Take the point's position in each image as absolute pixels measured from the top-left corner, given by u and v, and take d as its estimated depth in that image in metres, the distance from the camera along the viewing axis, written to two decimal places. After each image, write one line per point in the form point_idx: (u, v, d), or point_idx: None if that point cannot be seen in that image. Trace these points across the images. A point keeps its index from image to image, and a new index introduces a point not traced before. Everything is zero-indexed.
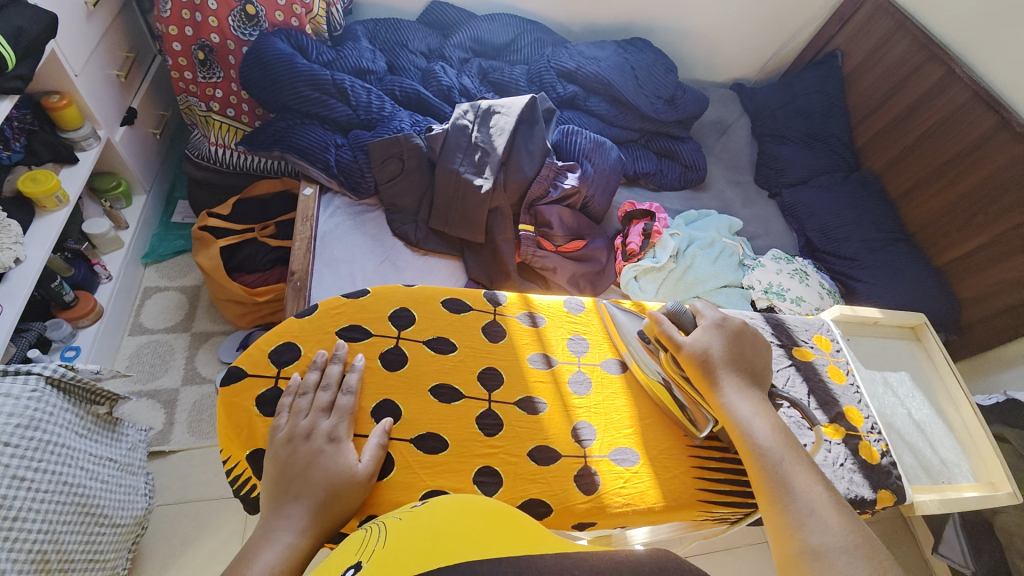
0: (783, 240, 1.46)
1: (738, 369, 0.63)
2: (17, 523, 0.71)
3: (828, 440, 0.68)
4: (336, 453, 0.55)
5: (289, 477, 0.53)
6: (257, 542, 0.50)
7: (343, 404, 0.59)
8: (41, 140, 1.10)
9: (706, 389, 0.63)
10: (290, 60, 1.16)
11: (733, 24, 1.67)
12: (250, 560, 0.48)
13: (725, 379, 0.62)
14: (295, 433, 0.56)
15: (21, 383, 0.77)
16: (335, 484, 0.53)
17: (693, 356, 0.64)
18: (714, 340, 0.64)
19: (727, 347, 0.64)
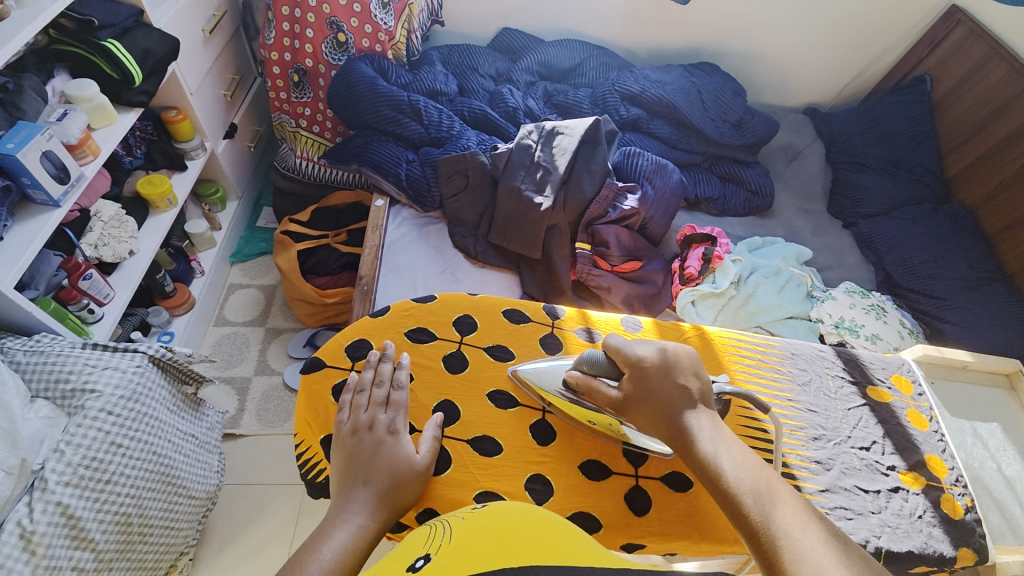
0: (858, 273, 1.37)
1: (681, 403, 0.56)
2: (108, 486, 0.80)
3: (905, 489, 0.63)
4: (396, 444, 0.58)
5: (357, 464, 0.57)
6: (331, 520, 0.53)
7: (398, 399, 0.63)
8: (159, 148, 1.27)
9: (661, 434, 0.55)
10: (372, 82, 1.27)
11: (809, 48, 1.61)
12: (326, 539, 0.51)
13: (674, 418, 0.55)
14: (358, 426, 0.60)
15: (128, 359, 0.88)
16: (397, 473, 0.56)
17: (630, 407, 0.57)
18: (646, 381, 0.57)
19: (653, 382, 0.57)
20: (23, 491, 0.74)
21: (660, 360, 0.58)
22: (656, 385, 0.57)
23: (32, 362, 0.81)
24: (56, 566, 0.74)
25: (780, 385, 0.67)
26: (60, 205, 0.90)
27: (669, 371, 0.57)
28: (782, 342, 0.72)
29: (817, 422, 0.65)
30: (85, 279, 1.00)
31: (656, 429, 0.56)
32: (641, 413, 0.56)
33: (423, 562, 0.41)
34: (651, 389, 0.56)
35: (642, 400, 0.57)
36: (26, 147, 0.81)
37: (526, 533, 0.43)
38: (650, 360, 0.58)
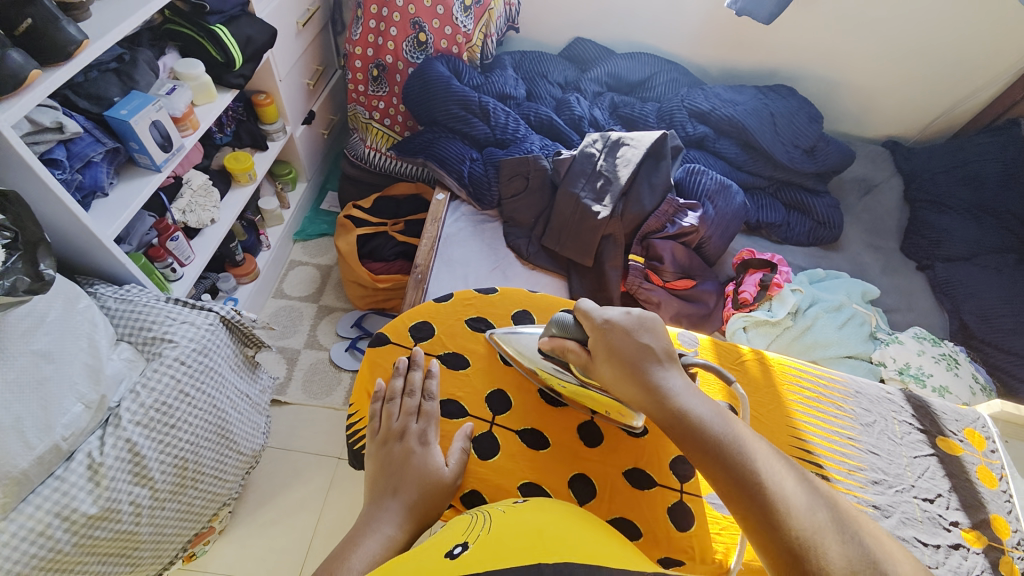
0: (929, 319, 1.28)
1: (652, 361, 0.54)
2: (172, 431, 0.85)
3: (965, 547, 0.58)
4: (426, 455, 0.58)
5: (387, 473, 0.58)
6: (361, 529, 0.53)
7: (429, 410, 0.62)
8: (246, 128, 1.36)
9: (634, 393, 0.54)
10: (446, 82, 1.32)
11: (896, 78, 1.53)
12: (356, 545, 0.51)
13: (647, 377, 0.53)
14: (390, 435, 0.60)
15: (203, 317, 0.95)
16: (426, 484, 0.56)
17: (603, 364, 0.56)
18: (616, 339, 0.56)
19: (621, 340, 0.56)
20: (97, 425, 0.80)
21: (626, 321, 0.57)
22: (625, 343, 0.55)
23: (121, 309, 0.89)
24: (116, 499, 0.78)
25: (840, 422, 0.64)
26: (160, 170, 0.99)
27: (635, 332, 0.56)
28: (847, 378, 0.69)
29: (879, 466, 0.61)
30: (173, 240, 1.10)
31: (628, 389, 0.54)
32: (611, 372, 0.56)
33: (461, 550, 0.41)
34: (620, 348, 0.55)
35: (613, 359, 0.55)
36: (139, 115, 0.90)
37: (564, 533, 0.43)
38: (616, 321, 0.57)
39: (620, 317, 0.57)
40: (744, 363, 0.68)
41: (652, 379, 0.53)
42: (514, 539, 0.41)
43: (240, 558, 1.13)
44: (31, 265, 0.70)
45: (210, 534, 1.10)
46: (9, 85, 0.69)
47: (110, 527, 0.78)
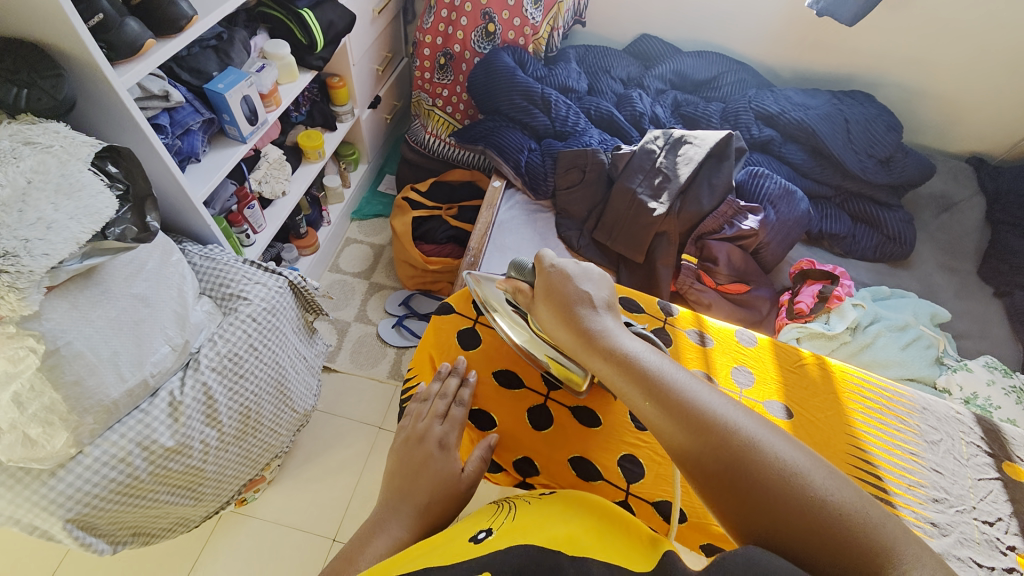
0: (1005, 349, 1.19)
1: (586, 304, 0.59)
2: (241, 380, 0.92)
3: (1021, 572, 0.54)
4: (444, 459, 0.61)
5: (405, 473, 0.61)
6: (374, 526, 0.56)
7: (456, 415, 0.64)
8: (319, 109, 1.44)
9: (568, 331, 0.59)
10: (512, 72, 1.34)
11: (991, 89, 1.42)
12: (371, 539, 0.54)
13: (582, 317, 0.58)
14: (414, 434, 0.64)
15: (274, 279, 1.02)
16: (441, 489, 0.59)
17: (544, 308, 0.62)
18: (555, 284, 0.62)
19: (561, 287, 0.61)
20: (179, 367, 0.88)
21: (567, 270, 0.63)
22: (563, 288, 0.61)
23: (205, 266, 0.97)
24: (190, 436, 0.85)
25: (902, 436, 0.62)
26: (245, 142, 1.07)
27: (575, 278, 0.62)
28: (913, 393, 0.66)
29: (940, 485, 0.59)
30: (249, 208, 1.18)
31: (563, 327, 0.59)
32: (551, 314, 0.61)
33: (486, 534, 0.46)
34: (559, 294, 0.61)
35: (552, 303, 0.61)
36: (233, 90, 0.97)
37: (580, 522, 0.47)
38: (557, 271, 0.63)
39: (565, 266, 0.64)
40: (803, 366, 0.68)
41: (586, 319, 0.58)
42: (531, 526, 0.46)
43: (285, 508, 1.22)
44: (138, 217, 0.79)
45: (261, 483, 1.18)
46: (126, 51, 0.77)
47: (182, 461, 0.86)
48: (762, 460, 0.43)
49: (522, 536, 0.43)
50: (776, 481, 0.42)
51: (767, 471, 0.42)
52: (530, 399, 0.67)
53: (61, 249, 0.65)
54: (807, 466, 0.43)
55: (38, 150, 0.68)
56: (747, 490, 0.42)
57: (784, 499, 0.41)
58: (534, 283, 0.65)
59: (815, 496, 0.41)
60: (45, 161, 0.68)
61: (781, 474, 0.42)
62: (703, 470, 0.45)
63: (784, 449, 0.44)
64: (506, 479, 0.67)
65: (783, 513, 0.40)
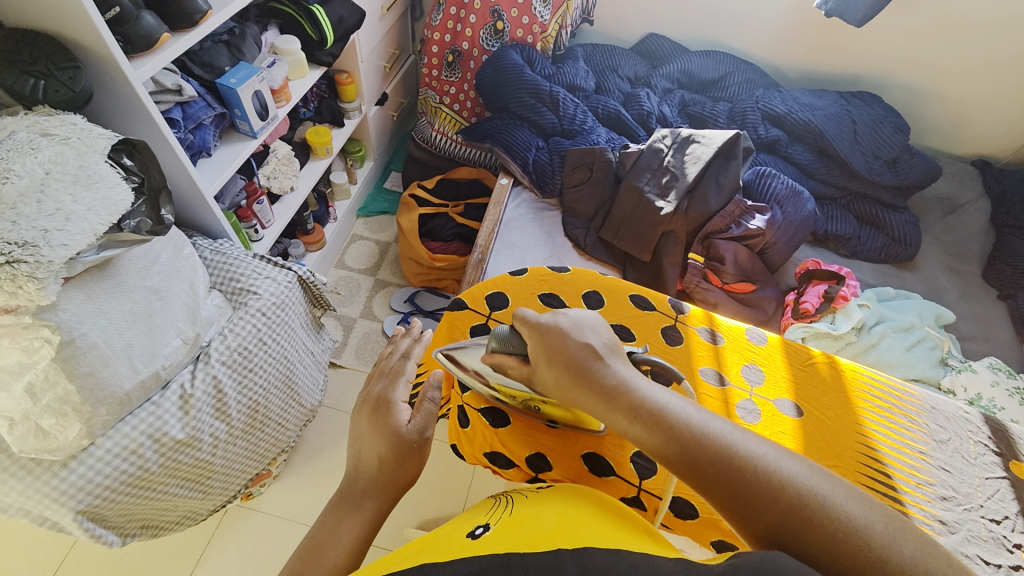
0: (1009, 351, 1.19)
1: (597, 360, 0.51)
2: (250, 374, 0.93)
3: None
4: (390, 413, 0.59)
5: (358, 440, 0.58)
6: (330, 521, 0.52)
7: (402, 371, 0.64)
8: (326, 105, 1.44)
9: (588, 398, 0.49)
10: (520, 70, 1.35)
11: (998, 91, 1.42)
12: (338, 512, 0.53)
13: (593, 373, 0.50)
14: (367, 399, 0.62)
15: (284, 274, 1.03)
16: (392, 443, 0.57)
17: (551, 373, 0.52)
18: (557, 340, 0.53)
19: (560, 343, 0.53)
20: (190, 361, 0.88)
21: (561, 322, 0.54)
22: (562, 342, 0.53)
23: (216, 260, 0.98)
24: (200, 429, 0.86)
25: (911, 435, 0.62)
26: (255, 137, 1.07)
27: (571, 330, 0.53)
28: (922, 393, 0.67)
29: (948, 482, 0.59)
30: (258, 204, 1.19)
31: (580, 394, 0.50)
32: (557, 374, 0.52)
33: (484, 529, 0.45)
34: (562, 350, 0.52)
35: (555, 362, 0.52)
36: (245, 84, 0.98)
37: (575, 516, 0.46)
38: (549, 323, 0.55)
39: (555, 319, 0.55)
40: (812, 364, 0.68)
41: (600, 375, 0.50)
42: (530, 521, 0.45)
43: (290, 503, 1.22)
44: (152, 209, 0.79)
45: (267, 478, 1.19)
46: (141, 44, 0.77)
47: (191, 453, 0.86)
48: (826, 516, 0.38)
49: (522, 531, 0.42)
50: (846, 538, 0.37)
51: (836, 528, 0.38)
52: None
53: (79, 240, 0.65)
54: (866, 514, 0.39)
55: (55, 142, 0.69)
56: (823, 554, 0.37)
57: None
58: (523, 345, 0.57)
59: (888, 552, 0.36)
60: (63, 152, 0.69)
61: (850, 531, 0.37)
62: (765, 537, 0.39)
63: (840, 497, 0.40)
64: (519, 475, 0.67)
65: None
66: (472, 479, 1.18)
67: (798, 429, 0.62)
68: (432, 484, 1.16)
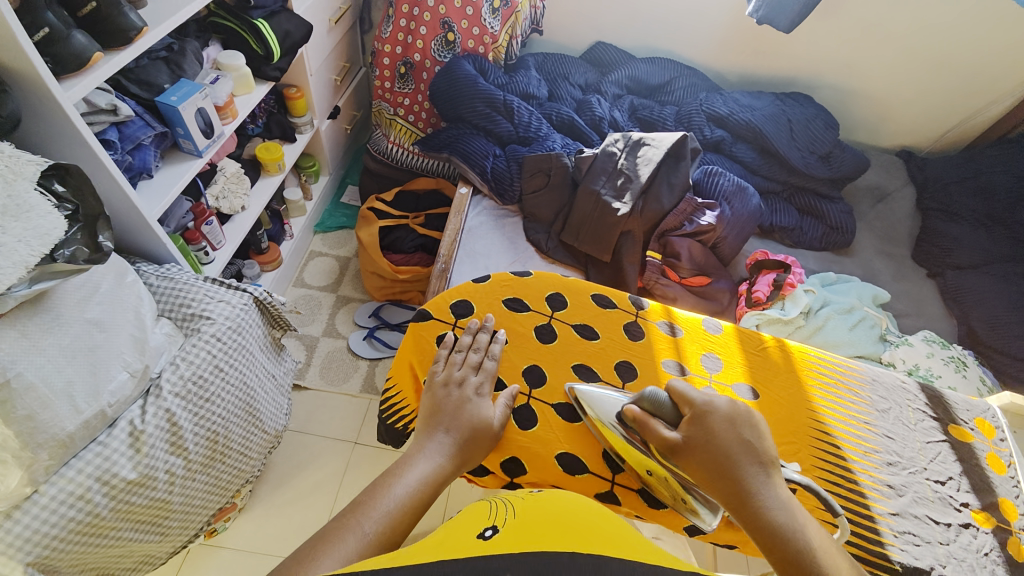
0: (939, 325, 1.30)
1: (749, 457, 0.53)
2: (207, 403, 0.88)
3: (973, 526, 0.60)
4: (479, 405, 0.63)
5: (439, 413, 0.61)
6: (407, 459, 0.56)
7: (489, 367, 0.67)
8: (276, 120, 1.41)
9: (724, 489, 0.53)
10: (473, 80, 1.36)
11: (911, 89, 1.56)
12: (401, 474, 0.54)
13: (743, 466, 0.53)
14: (449, 380, 0.65)
15: (238, 296, 0.98)
16: (475, 428, 0.61)
17: (692, 449, 0.54)
18: (718, 430, 0.55)
19: (723, 430, 0.55)
20: (139, 395, 0.83)
21: (726, 410, 0.56)
22: (724, 435, 0.55)
23: (163, 286, 0.93)
24: (154, 466, 0.81)
25: (857, 407, 0.67)
26: (201, 156, 1.03)
27: (735, 425, 0.55)
28: (864, 367, 0.72)
29: (893, 449, 0.64)
30: (207, 225, 1.14)
31: (720, 484, 0.53)
32: (702, 452, 0.54)
33: (492, 531, 0.40)
34: (723, 438, 0.54)
35: (707, 443, 0.54)
36: (187, 102, 0.94)
37: (594, 522, 0.41)
38: (716, 411, 0.56)
39: (722, 406, 0.57)
40: (765, 348, 0.72)
41: (745, 469, 0.53)
42: (541, 525, 0.40)
43: (258, 535, 1.17)
44: (90, 237, 0.75)
45: (232, 511, 1.13)
46: (72, 64, 0.73)
47: (146, 494, 0.81)
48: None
49: (532, 537, 0.37)
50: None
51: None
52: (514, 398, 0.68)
53: (11, 274, 0.62)
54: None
55: None
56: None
57: None
58: (681, 416, 0.57)
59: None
60: None
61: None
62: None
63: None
64: (493, 482, 0.66)
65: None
66: (449, 492, 1.17)
67: (756, 411, 0.65)
68: None
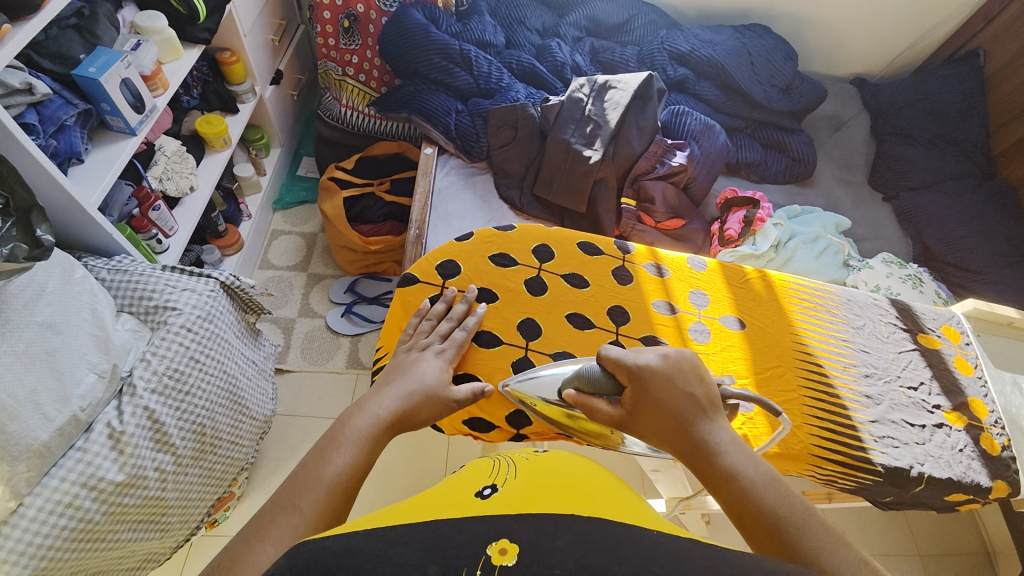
0: (897, 246, 1.37)
1: (688, 413, 0.53)
2: (187, 397, 0.84)
3: (947, 424, 0.66)
4: (429, 364, 0.61)
5: (393, 372, 0.61)
6: (354, 410, 0.54)
7: (456, 337, 0.65)
8: (213, 89, 1.28)
9: (668, 446, 0.53)
10: (425, 29, 1.27)
11: (865, 13, 1.56)
12: (341, 435, 0.50)
13: (682, 416, 0.53)
14: (413, 345, 0.65)
15: (204, 283, 0.93)
16: (422, 384, 0.59)
17: (628, 416, 0.55)
18: (649, 392, 0.55)
19: (661, 386, 0.55)
20: (112, 396, 0.79)
21: (661, 368, 0.56)
22: (658, 393, 0.54)
23: (117, 280, 0.86)
24: (142, 465, 0.78)
25: (834, 327, 0.70)
26: (136, 133, 0.94)
27: (670, 379, 0.55)
28: (838, 289, 0.75)
29: (869, 361, 0.68)
30: (155, 210, 1.05)
31: (661, 440, 0.53)
32: (645, 410, 0.54)
33: (492, 490, 0.43)
34: (659, 392, 0.54)
35: (648, 402, 0.54)
36: (109, 73, 0.84)
37: (592, 485, 0.44)
38: (650, 371, 0.56)
39: (657, 361, 0.56)
40: (748, 280, 0.74)
41: (686, 418, 0.53)
42: (542, 485, 0.43)
43: None
44: (26, 232, 0.68)
45: (231, 500, 1.12)
46: None
47: (138, 493, 0.78)
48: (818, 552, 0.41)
49: (534, 498, 0.40)
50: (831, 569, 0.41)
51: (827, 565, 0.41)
52: (512, 352, 0.67)
53: None
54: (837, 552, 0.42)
55: None
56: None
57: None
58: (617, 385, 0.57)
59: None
60: None
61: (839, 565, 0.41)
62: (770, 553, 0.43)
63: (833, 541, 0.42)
64: (500, 436, 0.67)
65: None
66: (448, 454, 1.19)
67: (744, 340, 0.68)
68: (408, 467, 1.16)
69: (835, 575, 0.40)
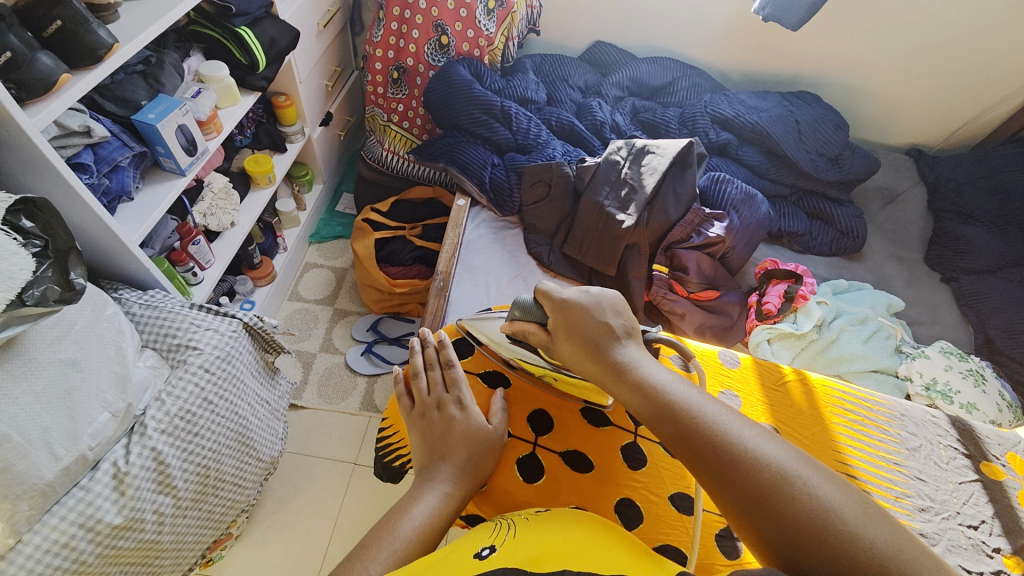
0: (955, 333, 1.25)
1: (608, 334, 0.60)
2: (196, 438, 0.84)
3: (1007, 573, 0.56)
4: (466, 419, 0.63)
5: (432, 442, 0.62)
6: (412, 498, 0.56)
7: (458, 376, 0.67)
8: (265, 130, 1.34)
9: (584, 354, 0.60)
10: (469, 86, 1.31)
11: (923, 86, 1.50)
12: (380, 546, 0.50)
13: (601, 345, 0.59)
14: (426, 407, 0.65)
15: (226, 323, 0.94)
16: (473, 446, 0.60)
17: (559, 339, 0.63)
18: (574, 317, 0.62)
19: (580, 318, 0.62)
20: (123, 434, 0.79)
21: (583, 299, 0.63)
22: (582, 319, 0.62)
23: (146, 316, 0.89)
24: (141, 508, 0.76)
25: (885, 446, 0.64)
26: (184, 175, 0.99)
27: (591, 310, 0.62)
28: (891, 402, 0.69)
29: (925, 492, 0.61)
30: (194, 244, 1.09)
31: (578, 353, 0.61)
32: (568, 341, 0.62)
33: (490, 551, 0.42)
34: (577, 320, 0.62)
35: (570, 326, 0.62)
36: (166, 120, 0.89)
37: (590, 542, 0.44)
38: (573, 301, 0.63)
39: (577, 296, 0.64)
40: (785, 383, 0.70)
41: (607, 347, 0.59)
42: (538, 545, 0.42)
43: (256, 564, 1.12)
44: (61, 274, 0.72)
45: (228, 540, 1.09)
46: (38, 89, 0.68)
47: (134, 536, 0.77)
48: (802, 499, 0.42)
49: (530, 552, 0.40)
50: (821, 530, 0.40)
51: (801, 513, 0.41)
52: (518, 447, 0.65)
53: None
54: (851, 506, 0.42)
55: None
56: (786, 536, 0.41)
57: (765, 479, 0.44)
58: (545, 317, 0.66)
59: (856, 538, 0.39)
60: None
61: (821, 518, 0.41)
62: (738, 512, 0.44)
63: (829, 491, 0.42)
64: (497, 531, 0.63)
65: (844, 562, 0.38)
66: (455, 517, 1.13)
67: None
68: None
69: (729, 442, 0.47)
